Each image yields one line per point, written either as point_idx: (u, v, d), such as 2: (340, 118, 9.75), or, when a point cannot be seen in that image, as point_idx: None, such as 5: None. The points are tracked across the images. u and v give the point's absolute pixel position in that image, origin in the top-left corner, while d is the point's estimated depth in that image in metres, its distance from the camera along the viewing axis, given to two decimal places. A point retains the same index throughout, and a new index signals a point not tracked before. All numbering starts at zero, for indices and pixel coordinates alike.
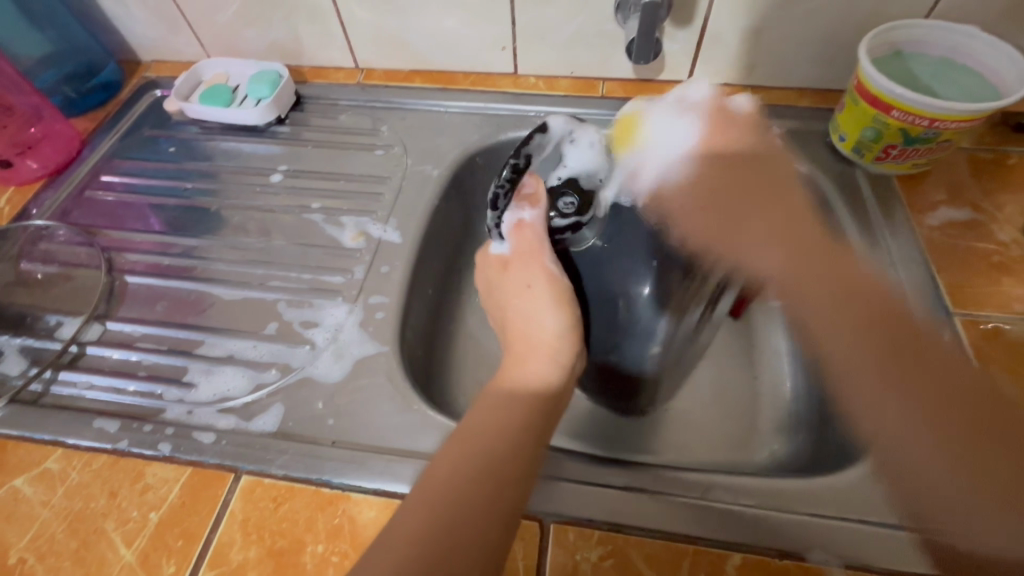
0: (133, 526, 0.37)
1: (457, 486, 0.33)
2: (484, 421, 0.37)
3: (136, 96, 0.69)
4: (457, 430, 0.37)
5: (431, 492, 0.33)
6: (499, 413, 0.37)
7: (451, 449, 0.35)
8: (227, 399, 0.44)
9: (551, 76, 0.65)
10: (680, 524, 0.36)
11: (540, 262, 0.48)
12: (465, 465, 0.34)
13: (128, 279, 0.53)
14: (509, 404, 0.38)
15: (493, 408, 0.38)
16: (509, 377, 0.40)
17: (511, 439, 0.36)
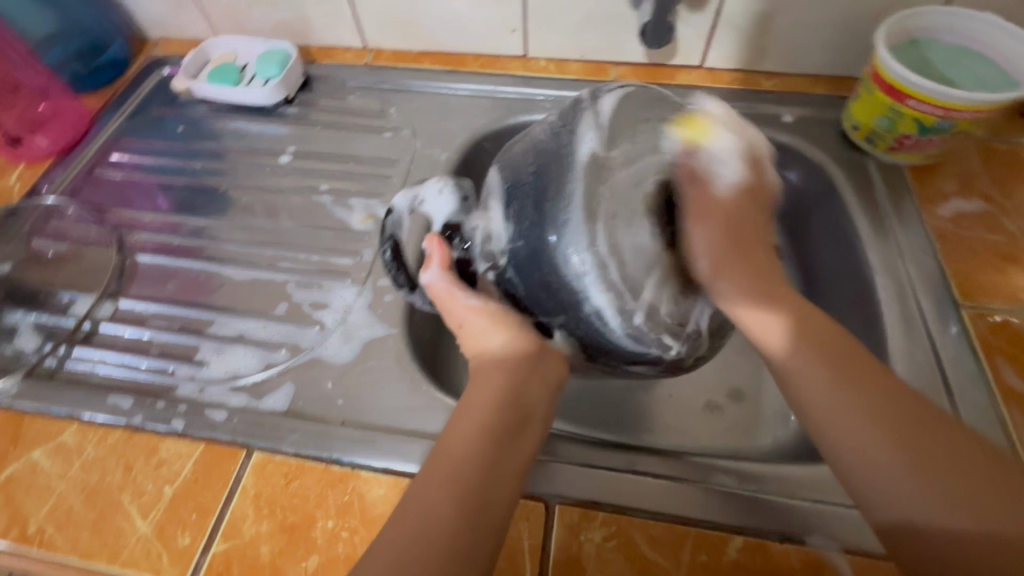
0: (148, 499, 0.38)
1: (412, 541, 0.31)
2: (436, 466, 0.34)
3: (144, 73, 0.69)
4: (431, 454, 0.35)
5: (385, 548, 0.31)
6: (450, 462, 0.34)
7: (405, 498, 0.34)
8: (238, 377, 0.44)
9: (561, 59, 0.64)
10: (684, 507, 0.36)
11: (472, 335, 0.41)
12: (424, 524, 0.32)
13: (138, 257, 0.53)
14: (461, 452, 0.34)
15: (443, 453, 0.35)
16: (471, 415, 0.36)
17: (488, 471, 0.34)
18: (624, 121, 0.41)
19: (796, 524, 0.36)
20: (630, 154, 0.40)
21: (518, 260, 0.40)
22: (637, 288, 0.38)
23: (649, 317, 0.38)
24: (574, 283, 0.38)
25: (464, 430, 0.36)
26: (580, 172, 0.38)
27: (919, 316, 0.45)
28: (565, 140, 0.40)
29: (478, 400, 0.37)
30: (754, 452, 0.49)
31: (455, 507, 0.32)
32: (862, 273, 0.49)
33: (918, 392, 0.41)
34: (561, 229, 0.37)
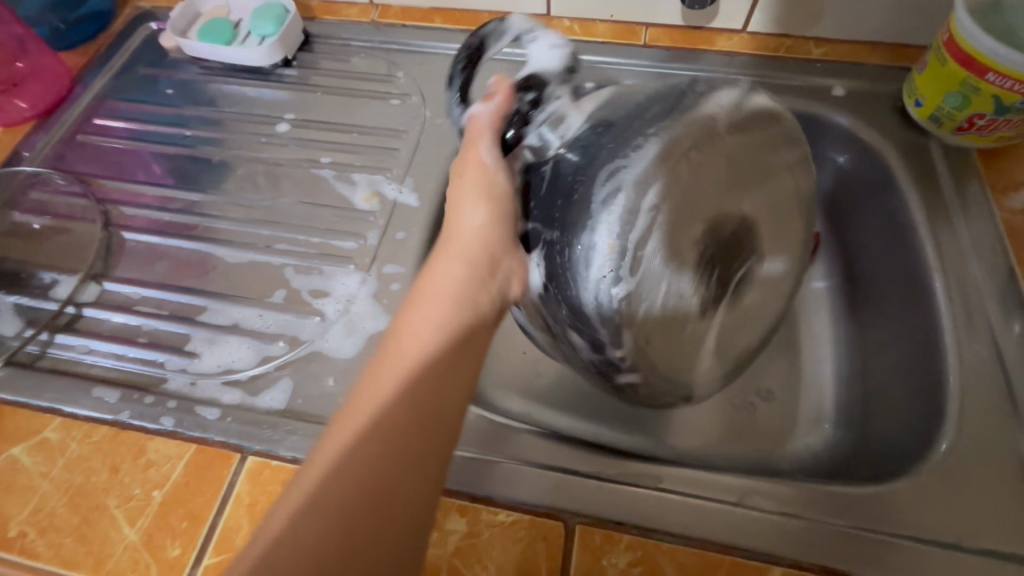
0: (135, 504, 0.35)
1: (336, 481, 0.27)
2: (382, 376, 0.31)
3: (130, 28, 0.63)
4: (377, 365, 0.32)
5: (321, 469, 0.28)
6: (396, 370, 0.31)
7: (345, 411, 0.30)
8: (232, 371, 0.41)
9: (588, 19, 0.58)
10: (716, 532, 0.33)
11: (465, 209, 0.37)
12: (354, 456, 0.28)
13: (125, 234, 0.49)
14: (410, 359, 0.31)
15: (390, 356, 0.31)
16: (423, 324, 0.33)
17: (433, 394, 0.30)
18: (766, 129, 0.38)
19: (841, 555, 0.32)
20: (744, 144, 0.37)
21: (558, 166, 0.35)
22: (635, 265, 0.34)
23: (628, 299, 0.34)
24: (594, 208, 0.34)
25: (418, 333, 0.32)
26: (684, 129, 0.34)
27: (982, 318, 0.40)
28: (718, 106, 0.36)
29: (433, 298, 0.34)
30: (784, 460, 0.45)
31: (402, 422, 0.29)
32: (918, 269, 0.44)
33: (979, 407, 0.37)
34: (622, 159, 0.34)
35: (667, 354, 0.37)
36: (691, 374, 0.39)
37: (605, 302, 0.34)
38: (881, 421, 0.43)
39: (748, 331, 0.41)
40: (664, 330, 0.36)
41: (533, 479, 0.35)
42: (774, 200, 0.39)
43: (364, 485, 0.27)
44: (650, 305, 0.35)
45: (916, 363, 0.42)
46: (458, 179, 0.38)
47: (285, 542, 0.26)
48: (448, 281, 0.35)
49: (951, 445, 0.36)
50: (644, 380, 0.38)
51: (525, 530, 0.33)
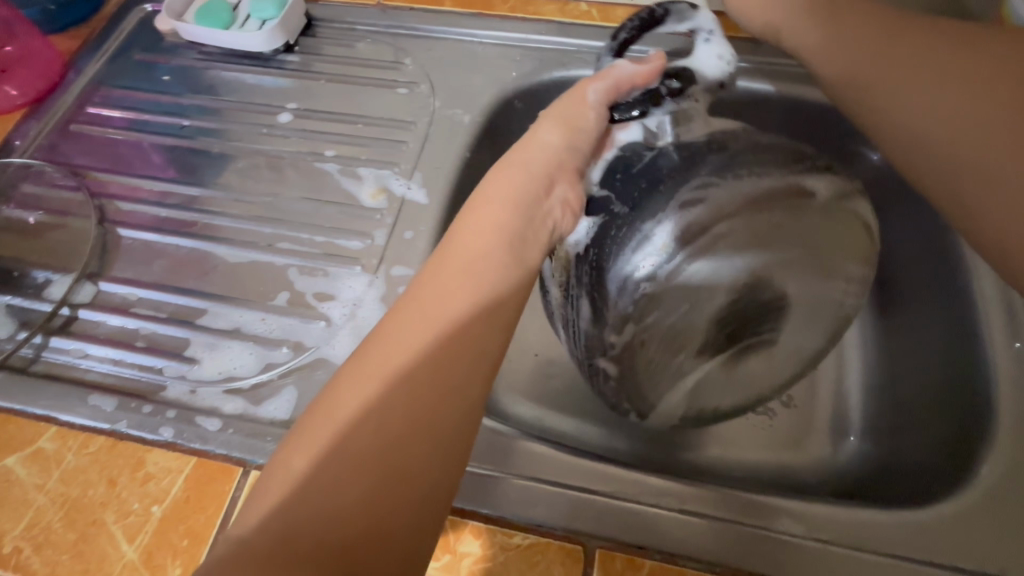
0: (134, 520, 0.34)
1: (345, 447, 0.26)
2: (436, 288, 0.30)
3: (123, 10, 0.60)
4: (404, 318, 0.29)
5: (371, 373, 0.28)
6: (451, 286, 0.30)
7: (394, 321, 0.29)
8: (234, 379, 0.39)
9: (606, 4, 0.55)
10: (742, 559, 0.31)
11: (547, 127, 0.36)
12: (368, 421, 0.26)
13: (122, 231, 0.47)
14: (463, 276, 0.31)
15: (447, 268, 0.31)
16: (458, 278, 0.30)
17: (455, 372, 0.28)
18: (855, 240, 0.37)
19: None
20: (828, 228, 0.36)
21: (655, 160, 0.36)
22: (676, 277, 0.34)
23: (648, 300, 0.35)
24: (671, 205, 0.34)
25: (470, 250, 0.32)
26: (787, 185, 0.34)
27: None
28: (835, 185, 0.36)
29: (467, 252, 0.31)
30: (809, 474, 0.43)
31: (455, 340, 0.29)
32: (957, 274, 0.41)
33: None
34: (712, 194, 0.34)
35: (654, 373, 0.37)
36: (659, 403, 0.39)
37: (633, 294, 0.35)
38: (913, 435, 0.41)
39: (732, 393, 0.40)
40: (664, 348, 0.36)
41: (550, 498, 0.34)
42: (817, 307, 0.38)
43: (412, 396, 0.27)
44: (658, 321, 0.35)
45: (952, 375, 0.40)
46: (559, 101, 0.37)
47: (333, 443, 0.26)
48: (504, 203, 0.33)
49: (992, 467, 0.34)
50: (620, 383, 0.38)
51: (541, 554, 0.31)
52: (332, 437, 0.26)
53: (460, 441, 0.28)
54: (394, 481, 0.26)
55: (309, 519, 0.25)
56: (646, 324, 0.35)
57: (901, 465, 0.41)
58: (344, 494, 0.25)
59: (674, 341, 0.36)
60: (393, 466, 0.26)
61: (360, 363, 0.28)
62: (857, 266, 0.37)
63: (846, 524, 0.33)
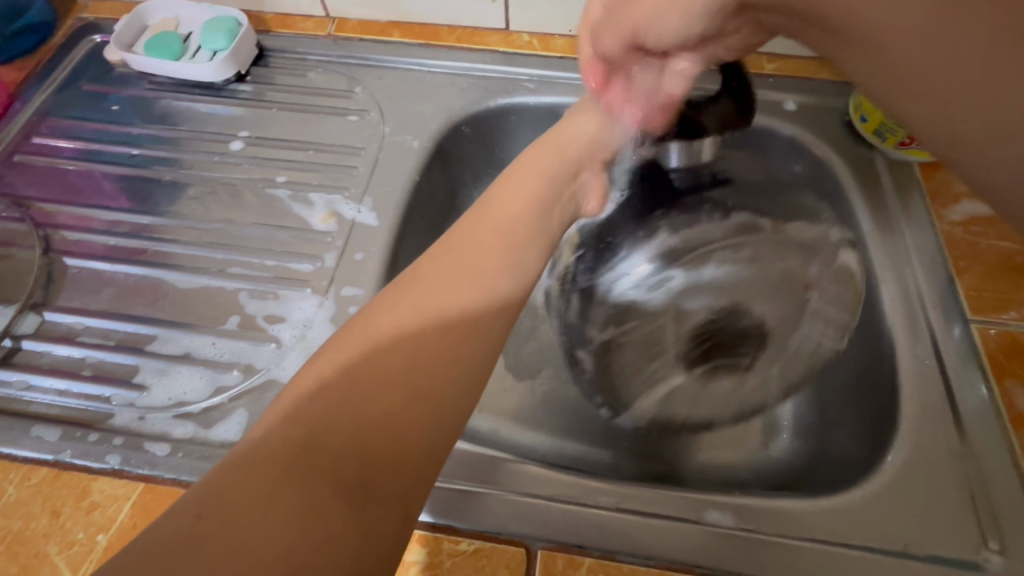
0: (78, 550, 0.33)
1: (371, 366, 0.27)
2: (467, 250, 0.33)
3: (72, 41, 0.61)
4: (448, 271, 0.32)
5: (410, 313, 0.29)
6: (483, 254, 0.34)
7: (430, 273, 0.32)
8: (184, 404, 0.40)
9: (546, 34, 0.58)
10: (676, 550, 0.33)
11: (575, 124, 0.43)
12: (394, 348, 0.28)
13: (68, 260, 0.47)
14: (490, 244, 0.34)
15: (473, 242, 0.34)
16: (489, 249, 0.34)
17: (476, 334, 0.30)
18: (837, 291, 0.42)
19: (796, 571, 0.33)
20: (821, 270, 0.42)
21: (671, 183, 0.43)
22: (661, 291, 0.42)
23: (630, 301, 0.43)
24: (669, 225, 0.43)
25: (494, 227, 0.35)
26: (777, 234, 0.42)
27: (925, 325, 0.42)
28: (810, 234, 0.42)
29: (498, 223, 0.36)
30: (745, 468, 0.46)
31: (486, 297, 0.32)
32: (866, 278, 0.46)
33: (925, 415, 0.38)
34: (698, 232, 0.42)
35: (629, 376, 0.44)
36: (634, 405, 0.45)
37: (626, 292, 0.43)
38: (835, 428, 0.44)
39: (702, 408, 0.44)
40: (641, 351, 0.43)
41: (496, 505, 0.35)
42: (783, 347, 0.43)
43: (441, 337, 0.29)
44: (633, 330, 0.43)
45: (866, 370, 0.43)
46: (585, 104, 0.44)
47: (366, 360, 0.27)
48: (533, 184, 0.39)
49: (898, 453, 0.37)
50: (605, 378, 0.45)
51: (486, 557, 0.33)
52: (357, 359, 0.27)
53: (476, 386, 0.29)
54: (414, 405, 0.26)
55: (333, 422, 0.25)
56: (626, 322, 0.43)
57: (826, 455, 0.44)
58: (363, 404, 0.26)
59: (649, 342, 0.43)
60: (414, 392, 0.27)
61: (394, 308, 0.30)
62: (835, 310, 0.42)
63: (771, 513, 0.35)
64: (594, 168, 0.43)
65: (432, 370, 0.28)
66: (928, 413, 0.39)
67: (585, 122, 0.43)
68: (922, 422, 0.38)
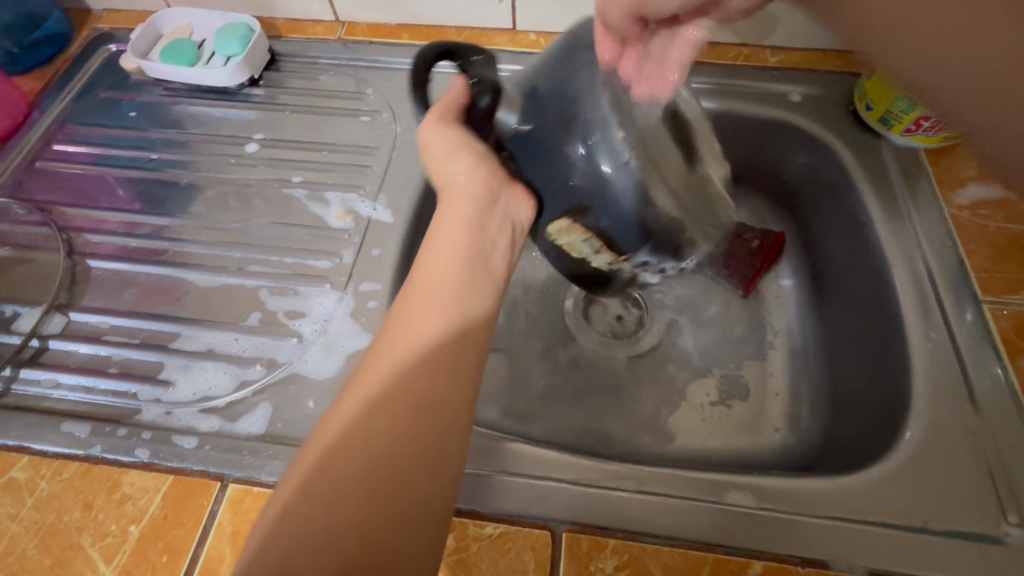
0: (111, 541, 0.34)
1: (330, 475, 0.27)
2: (404, 327, 0.33)
3: (88, 50, 0.62)
4: (386, 346, 0.32)
5: (354, 416, 0.29)
6: (420, 318, 0.33)
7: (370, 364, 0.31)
8: (209, 398, 0.40)
9: (552, 33, 0.59)
10: (697, 530, 0.34)
11: (448, 160, 0.39)
12: (349, 445, 0.28)
13: (91, 262, 0.48)
14: (430, 313, 0.33)
15: (407, 312, 0.33)
16: (422, 311, 0.33)
17: (433, 394, 0.30)
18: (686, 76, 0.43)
19: (818, 548, 0.33)
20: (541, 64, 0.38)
21: (544, 86, 0.36)
22: (649, 149, 0.35)
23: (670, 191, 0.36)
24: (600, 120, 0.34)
25: (430, 289, 0.34)
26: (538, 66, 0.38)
27: (937, 307, 0.42)
28: (563, 40, 0.37)
29: (435, 285, 0.34)
30: (761, 455, 0.47)
31: (431, 356, 0.31)
32: (877, 263, 0.46)
33: (939, 394, 0.39)
34: (604, 67, 0.34)
35: (702, 196, 0.39)
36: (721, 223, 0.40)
37: (661, 184, 0.35)
38: (850, 412, 0.45)
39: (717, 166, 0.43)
40: (694, 197, 0.38)
41: (519, 490, 0.36)
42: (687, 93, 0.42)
43: (397, 419, 0.29)
44: (677, 177, 0.37)
45: (878, 352, 0.44)
46: (428, 144, 0.40)
47: (324, 469, 0.28)
48: (462, 242, 0.37)
49: (914, 432, 0.38)
50: (681, 209, 0.36)
51: (511, 542, 0.33)
52: (315, 472, 0.28)
53: (441, 450, 0.29)
54: (389, 497, 0.27)
55: (307, 543, 0.26)
56: (681, 199, 0.37)
57: (842, 438, 0.44)
58: (333, 516, 0.26)
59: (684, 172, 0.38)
60: (381, 485, 0.27)
61: (340, 407, 0.30)
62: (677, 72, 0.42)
63: (791, 492, 0.36)
64: (500, 180, 0.38)
65: (398, 458, 0.28)
66: (942, 389, 0.39)
67: (454, 153, 0.39)
68: (936, 398, 0.39)
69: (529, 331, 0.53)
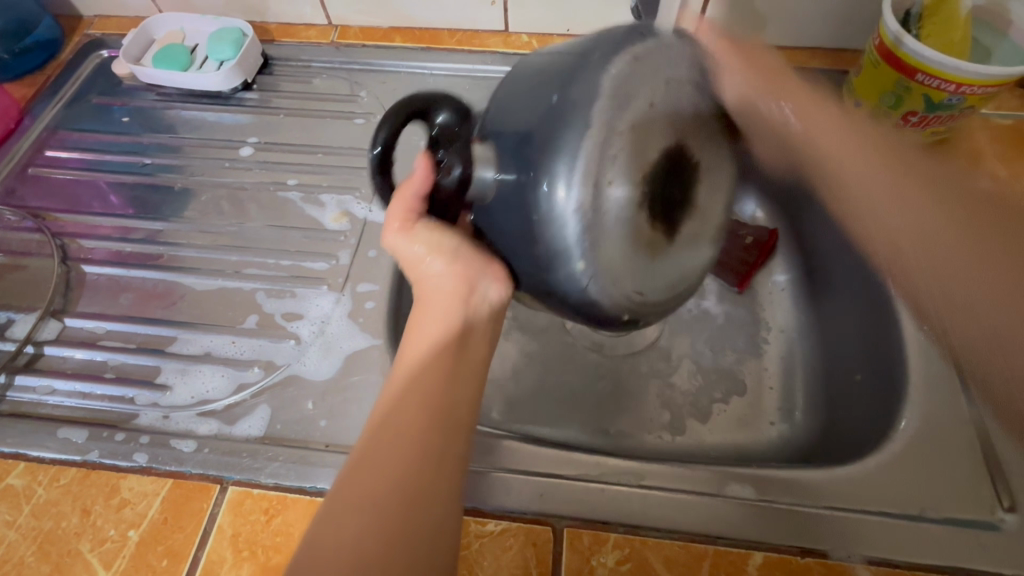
0: (110, 546, 0.34)
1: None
2: (397, 424, 0.32)
3: (80, 56, 0.62)
4: (375, 434, 0.32)
5: (346, 512, 0.29)
6: (406, 404, 0.33)
7: (359, 459, 0.31)
8: (208, 402, 0.40)
9: (544, 34, 0.60)
10: (698, 523, 0.34)
11: (420, 256, 0.39)
12: (340, 541, 0.28)
13: (86, 268, 0.48)
14: (417, 400, 0.33)
15: (394, 399, 0.33)
16: (408, 396, 0.33)
17: (423, 481, 0.30)
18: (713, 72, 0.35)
19: (817, 538, 0.34)
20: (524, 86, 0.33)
21: (511, 123, 0.33)
22: (608, 209, 0.31)
23: (622, 259, 0.32)
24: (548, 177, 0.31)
25: (416, 376, 0.34)
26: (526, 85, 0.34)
27: None
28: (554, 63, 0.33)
29: (421, 369, 0.35)
30: (758, 449, 0.47)
31: (420, 444, 0.31)
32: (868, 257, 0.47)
33: (932, 384, 0.40)
34: (579, 109, 0.30)
35: (672, 250, 0.34)
36: (694, 277, 0.36)
37: (610, 252, 0.31)
38: (844, 405, 0.45)
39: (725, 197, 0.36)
40: (662, 252, 0.33)
41: (520, 487, 0.36)
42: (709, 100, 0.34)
43: (382, 526, 0.28)
44: (641, 238, 0.32)
45: (872, 345, 0.45)
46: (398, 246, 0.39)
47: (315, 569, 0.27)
48: (449, 333, 0.37)
49: (909, 422, 0.38)
50: (630, 276, 0.32)
51: (513, 538, 0.34)
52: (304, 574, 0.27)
53: (427, 541, 0.28)
54: None
55: None
56: (639, 263, 0.33)
57: (837, 430, 0.45)
58: None
59: (653, 228, 0.33)
60: None
61: (333, 502, 0.30)
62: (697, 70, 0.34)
63: (789, 483, 0.36)
64: (474, 266, 0.37)
65: (366, 574, 0.27)
66: (946, 378, 0.39)
67: (424, 249, 0.38)
68: (936, 388, 0.39)
69: (524, 331, 0.53)
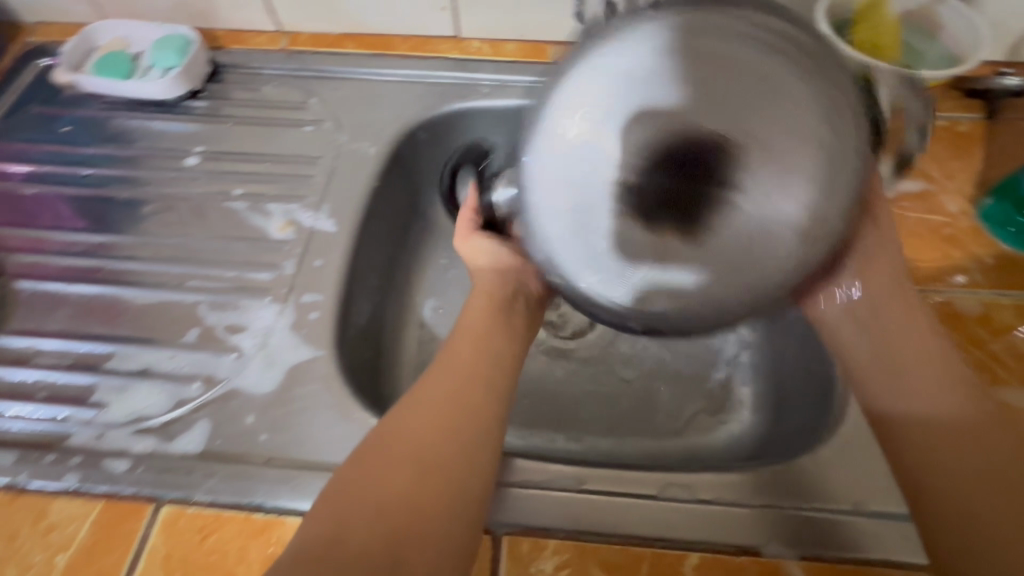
0: (36, 572, 0.33)
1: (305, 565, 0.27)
2: (407, 434, 0.32)
3: (19, 64, 0.60)
4: (386, 437, 0.33)
5: (346, 507, 0.30)
6: (421, 416, 0.33)
7: (368, 454, 0.32)
8: (145, 419, 0.39)
9: (496, 40, 0.60)
10: (637, 526, 0.34)
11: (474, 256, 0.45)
12: (335, 535, 0.28)
13: (20, 284, 0.47)
14: (432, 412, 0.33)
15: (415, 406, 0.34)
16: (424, 408, 0.34)
17: (426, 492, 0.30)
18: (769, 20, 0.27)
19: (753, 535, 0.34)
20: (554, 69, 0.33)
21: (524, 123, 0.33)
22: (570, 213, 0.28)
23: (605, 268, 0.29)
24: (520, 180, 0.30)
25: (437, 390, 0.35)
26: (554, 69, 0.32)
27: None
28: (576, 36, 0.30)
29: (442, 382, 0.35)
30: (707, 449, 0.48)
31: (430, 456, 0.32)
32: None
33: None
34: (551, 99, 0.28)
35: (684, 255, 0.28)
36: (736, 281, 0.28)
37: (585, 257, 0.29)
38: (789, 404, 0.46)
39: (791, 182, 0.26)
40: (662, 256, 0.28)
41: None
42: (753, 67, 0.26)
43: (373, 526, 0.29)
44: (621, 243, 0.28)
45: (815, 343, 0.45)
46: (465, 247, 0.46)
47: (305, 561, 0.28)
48: (473, 349, 0.38)
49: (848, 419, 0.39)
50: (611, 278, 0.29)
51: None
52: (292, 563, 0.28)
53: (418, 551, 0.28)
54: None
55: None
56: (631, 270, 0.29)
57: (782, 428, 0.46)
58: None
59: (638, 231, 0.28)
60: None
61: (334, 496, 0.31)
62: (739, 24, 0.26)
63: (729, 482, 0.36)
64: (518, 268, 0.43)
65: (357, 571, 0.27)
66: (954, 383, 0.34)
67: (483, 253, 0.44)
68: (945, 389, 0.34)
69: None
